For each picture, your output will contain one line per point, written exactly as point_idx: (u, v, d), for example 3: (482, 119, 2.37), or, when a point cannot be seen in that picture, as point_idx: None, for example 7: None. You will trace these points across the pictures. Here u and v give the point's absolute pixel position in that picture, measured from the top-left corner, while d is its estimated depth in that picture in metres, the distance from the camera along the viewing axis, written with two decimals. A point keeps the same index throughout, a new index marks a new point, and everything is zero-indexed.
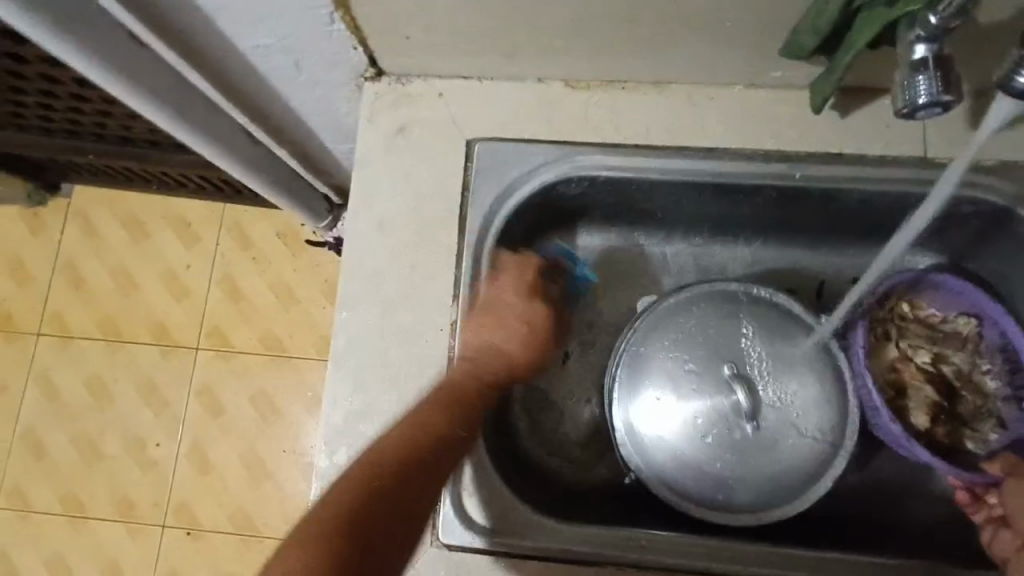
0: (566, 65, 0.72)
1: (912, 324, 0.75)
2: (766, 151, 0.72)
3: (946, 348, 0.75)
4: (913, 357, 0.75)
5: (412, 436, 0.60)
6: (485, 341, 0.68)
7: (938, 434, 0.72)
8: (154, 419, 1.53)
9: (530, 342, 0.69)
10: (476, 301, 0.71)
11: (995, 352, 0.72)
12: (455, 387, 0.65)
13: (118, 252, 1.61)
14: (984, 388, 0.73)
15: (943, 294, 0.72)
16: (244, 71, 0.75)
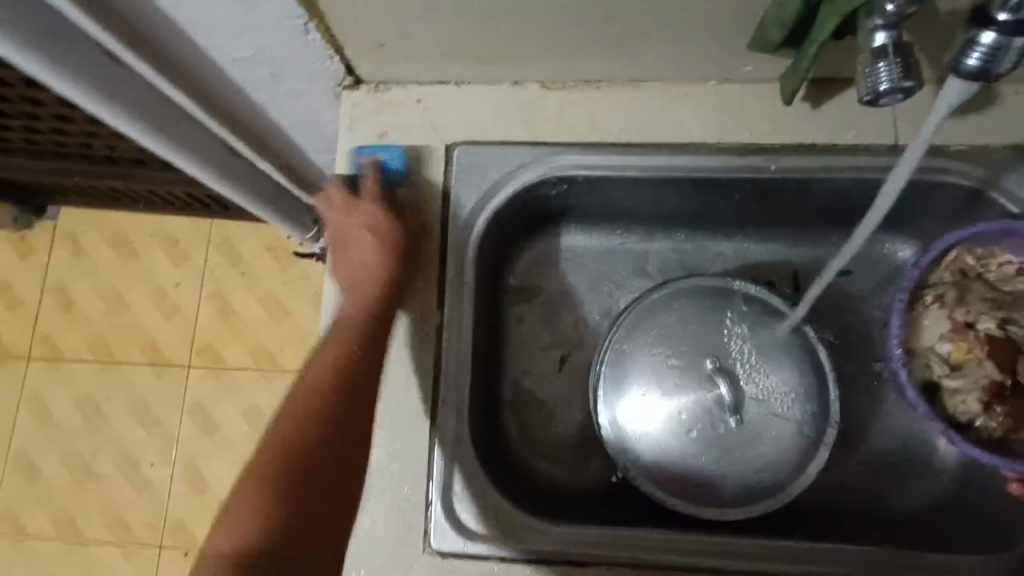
0: (541, 67, 0.73)
1: (981, 281, 0.71)
2: (741, 143, 0.73)
3: (1023, 304, 0.71)
4: (978, 323, 0.71)
5: (321, 381, 0.63)
6: (348, 263, 0.70)
7: (1000, 412, 0.68)
8: (148, 437, 1.52)
9: (383, 249, 0.70)
10: (337, 232, 0.71)
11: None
12: (347, 322, 0.67)
13: (106, 270, 1.61)
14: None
15: (1022, 244, 0.67)
16: (225, 84, 0.75)
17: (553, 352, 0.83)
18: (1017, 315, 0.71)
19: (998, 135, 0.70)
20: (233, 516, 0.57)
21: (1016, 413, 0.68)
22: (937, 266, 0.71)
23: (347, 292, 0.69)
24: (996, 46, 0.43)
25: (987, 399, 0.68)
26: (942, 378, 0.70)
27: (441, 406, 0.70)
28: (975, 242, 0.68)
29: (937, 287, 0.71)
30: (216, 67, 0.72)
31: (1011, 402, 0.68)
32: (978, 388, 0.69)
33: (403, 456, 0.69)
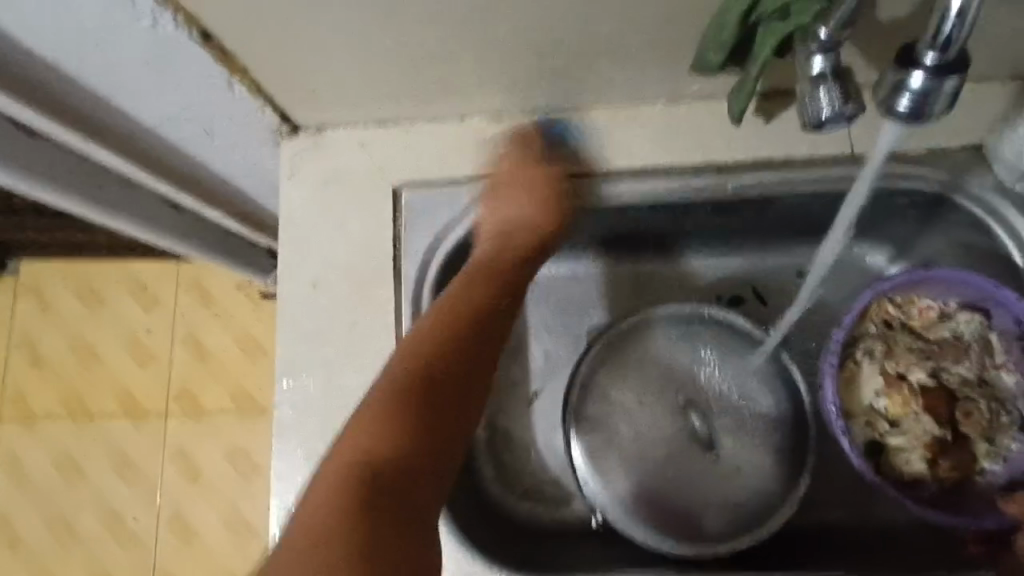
0: (484, 100, 0.71)
1: (905, 330, 0.71)
2: (695, 163, 0.71)
3: (950, 352, 0.70)
4: (911, 375, 0.70)
5: (455, 321, 0.64)
6: (497, 212, 0.72)
7: (944, 468, 0.68)
8: (130, 492, 1.48)
9: (540, 202, 0.72)
10: (501, 176, 0.73)
11: (1011, 343, 0.68)
12: (486, 259, 0.70)
13: (72, 323, 1.56)
14: (1000, 385, 0.69)
15: (938, 288, 0.69)
16: (155, 141, 0.72)
17: (526, 387, 0.80)
18: (948, 363, 0.70)
19: (954, 136, 0.68)
20: (358, 435, 0.59)
21: (961, 463, 0.68)
22: (864, 319, 0.71)
23: (490, 242, 0.72)
24: (925, 89, 0.41)
25: (931, 456, 0.68)
26: (884, 436, 0.70)
27: None
28: (895, 290, 0.69)
29: (866, 340, 0.71)
30: (147, 127, 0.69)
31: (954, 453, 0.68)
32: (921, 444, 0.69)
33: None
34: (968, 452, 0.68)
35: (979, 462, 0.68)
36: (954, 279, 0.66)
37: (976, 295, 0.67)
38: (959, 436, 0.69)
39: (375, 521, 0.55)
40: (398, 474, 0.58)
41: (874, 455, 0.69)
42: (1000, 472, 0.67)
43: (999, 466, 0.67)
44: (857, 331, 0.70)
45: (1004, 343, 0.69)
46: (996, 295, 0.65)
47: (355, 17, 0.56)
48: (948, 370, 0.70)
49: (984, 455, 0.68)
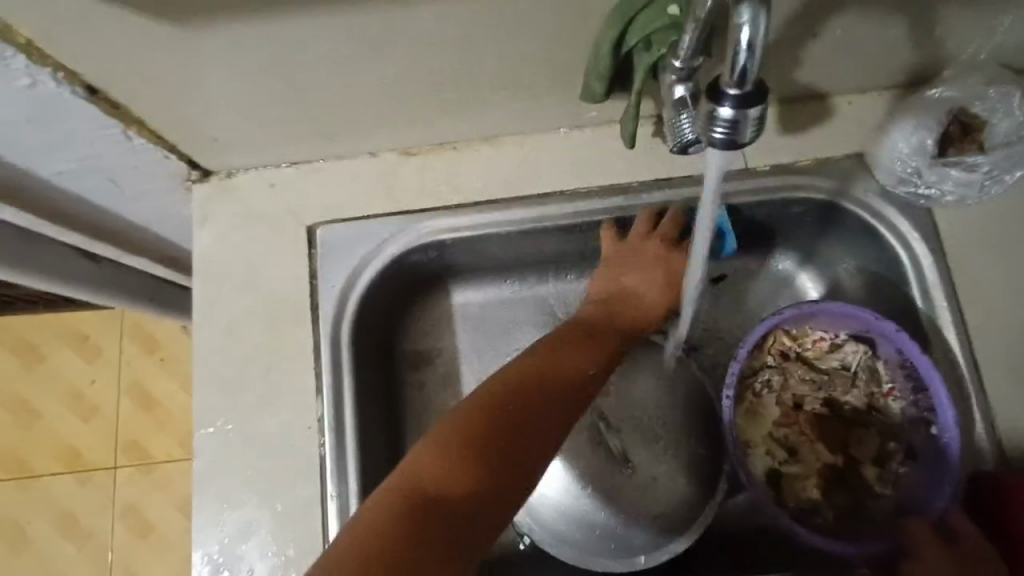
0: (391, 136, 0.72)
1: (800, 361, 0.74)
2: (602, 186, 0.73)
3: (839, 382, 0.74)
4: (806, 405, 0.74)
5: (556, 369, 0.61)
6: (621, 286, 0.70)
7: (835, 501, 0.71)
8: (77, 553, 1.44)
9: (665, 291, 0.70)
10: (624, 248, 0.70)
11: (898, 371, 0.70)
12: (594, 322, 0.67)
13: (8, 381, 1.51)
14: (889, 411, 0.72)
15: (829, 321, 0.71)
16: (62, 195, 0.71)
17: None
18: (840, 393, 0.74)
19: (837, 145, 0.72)
20: (431, 455, 0.53)
21: (852, 490, 0.71)
22: (761, 352, 0.73)
23: (597, 309, 0.69)
24: (733, 119, 0.42)
25: (823, 485, 0.71)
26: (782, 465, 0.72)
27: (332, 502, 0.66)
28: (791, 325, 0.71)
29: (763, 372, 0.73)
30: (49, 182, 0.68)
31: (845, 480, 0.72)
32: (814, 474, 0.72)
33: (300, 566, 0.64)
34: (859, 477, 0.71)
35: (873, 487, 0.71)
36: (839, 312, 0.69)
37: (863, 328, 0.70)
38: (852, 463, 0.72)
39: (412, 542, 0.48)
40: (463, 504, 0.51)
41: (772, 484, 0.71)
42: (892, 495, 0.70)
43: (890, 490, 0.70)
44: (753, 364, 0.73)
45: (891, 371, 0.71)
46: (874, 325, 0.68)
47: (241, 65, 0.57)
48: (841, 399, 0.74)
49: (875, 479, 0.71)
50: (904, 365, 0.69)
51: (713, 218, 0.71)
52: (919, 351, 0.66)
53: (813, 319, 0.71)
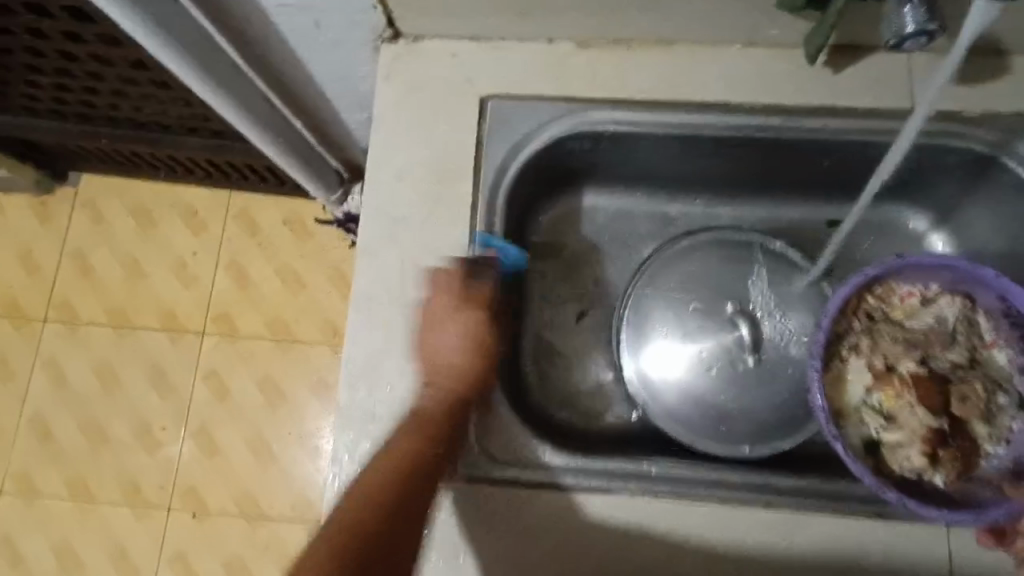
0: (575, 25, 0.76)
1: (889, 322, 0.75)
2: (764, 104, 0.76)
3: (936, 338, 0.74)
4: (901, 366, 0.73)
5: (401, 454, 0.62)
6: (438, 351, 0.67)
7: (943, 464, 0.69)
8: (161, 403, 1.56)
9: (474, 352, 0.67)
10: (428, 312, 0.69)
11: (1000, 322, 0.72)
12: (430, 408, 0.66)
13: (126, 237, 1.64)
14: (993, 364, 0.73)
15: (920, 274, 0.72)
16: (268, 33, 0.78)
17: (574, 307, 0.86)
18: (939, 350, 0.74)
19: (1002, 101, 0.74)
20: None
21: (964, 452, 0.69)
22: (848, 314, 0.74)
23: (427, 391, 0.67)
24: None
25: (931, 451, 0.69)
26: (880, 432, 0.71)
27: None
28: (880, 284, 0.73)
29: (852, 335, 0.74)
30: (264, 16, 0.75)
31: (953, 443, 0.69)
32: (918, 438, 0.70)
33: (432, 389, 0.71)
34: (966, 437, 0.70)
35: (982, 446, 0.70)
36: (932, 262, 0.70)
37: (956, 278, 0.71)
38: (957, 422, 0.71)
39: None
40: None
41: (872, 450, 0.71)
42: (1004, 451, 0.69)
43: (1003, 446, 0.70)
44: (843, 326, 0.73)
45: (993, 322, 0.72)
46: (970, 273, 0.69)
47: None
48: (937, 357, 0.74)
49: (985, 436, 0.70)
50: (1006, 312, 0.71)
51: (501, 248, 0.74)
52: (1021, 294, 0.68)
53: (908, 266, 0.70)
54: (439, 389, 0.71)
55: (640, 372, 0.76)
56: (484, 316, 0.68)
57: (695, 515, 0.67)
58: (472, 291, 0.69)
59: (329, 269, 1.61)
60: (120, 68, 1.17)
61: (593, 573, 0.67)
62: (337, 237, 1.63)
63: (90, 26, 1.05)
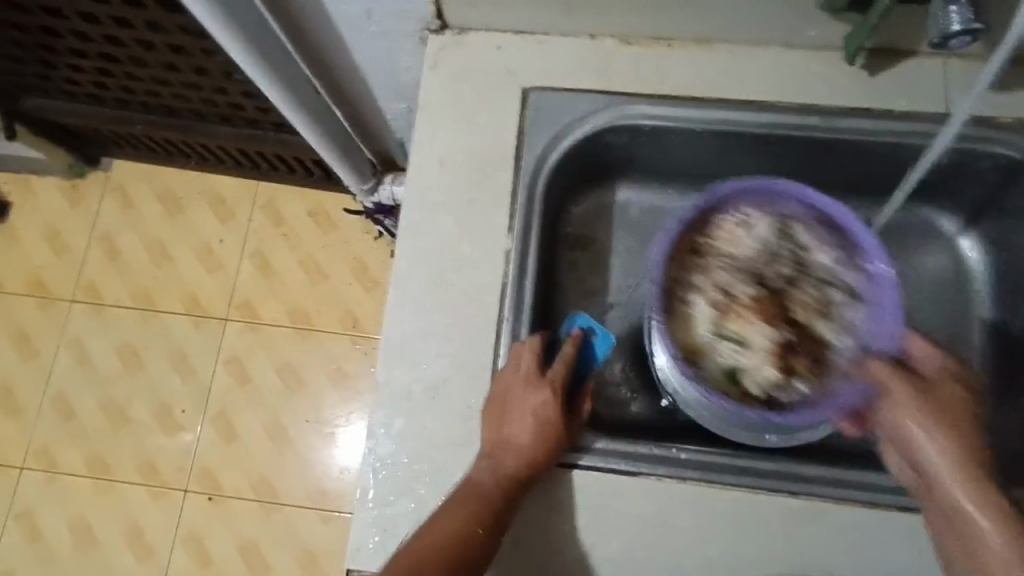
0: (618, 22, 0.78)
1: (716, 257, 0.78)
2: (799, 104, 0.78)
3: (763, 258, 0.78)
4: (738, 291, 0.77)
5: (458, 525, 0.63)
6: (506, 433, 0.68)
7: (796, 371, 0.74)
8: (182, 385, 1.59)
9: (543, 439, 0.68)
10: (502, 392, 0.69)
11: (811, 223, 0.76)
12: (489, 486, 0.65)
13: (154, 221, 1.68)
14: (817, 265, 0.77)
15: (735, 203, 0.77)
16: (318, 20, 0.81)
17: (603, 299, 0.88)
18: (764, 267, 0.78)
19: None
20: None
21: (811, 355, 0.75)
22: (682, 258, 0.77)
23: (484, 465, 0.67)
24: None
25: (781, 358, 0.74)
26: (736, 358, 0.75)
27: (506, 324, 0.74)
28: (696, 224, 0.76)
29: (694, 276, 0.77)
30: (316, 3, 0.78)
31: (800, 350, 0.75)
32: (768, 353, 0.74)
33: (466, 368, 0.73)
34: (807, 337, 0.75)
35: (828, 343, 0.74)
36: (757, 187, 0.75)
37: (764, 197, 0.76)
38: (800, 327, 0.76)
39: None
40: None
41: (733, 381, 0.74)
42: (845, 341, 0.73)
43: (845, 335, 0.74)
44: (678, 273, 0.77)
45: (807, 230, 0.77)
46: (778, 190, 0.75)
47: None
48: (769, 275, 0.78)
49: (826, 330, 0.75)
50: (817, 216, 0.76)
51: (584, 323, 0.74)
52: (819, 195, 0.74)
53: (735, 193, 0.75)
54: (472, 368, 0.73)
55: None
56: (554, 402, 0.69)
57: (722, 500, 0.69)
58: (550, 375, 0.70)
59: (352, 260, 1.64)
60: (162, 54, 1.20)
61: (617, 555, 0.68)
62: (361, 230, 1.66)
63: (138, 11, 1.08)
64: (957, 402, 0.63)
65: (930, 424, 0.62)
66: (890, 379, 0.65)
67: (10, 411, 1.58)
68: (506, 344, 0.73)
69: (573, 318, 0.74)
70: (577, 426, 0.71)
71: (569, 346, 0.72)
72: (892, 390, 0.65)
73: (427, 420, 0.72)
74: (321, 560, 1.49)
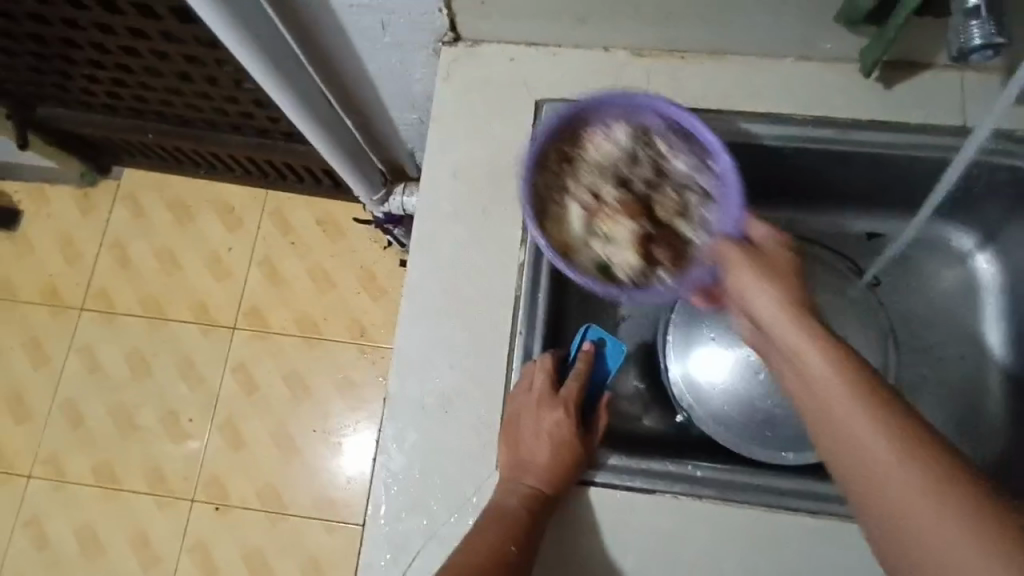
0: (631, 34, 0.78)
1: (589, 165, 0.75)
2: (814, 116, 0.77)
3: (622, 161, 0.75)
4: (602, 192, 0.75)
5: (490, 546, 0.62)
6: (524, 452, 0.68)
7: (664, 263, 0.73)
8: (190, 394, 1.59)
9: (561, 456, 0.67)
10: (515, 411, 0.69)
11: (669, 135, 0.74)
12: (513, 505, 0.65)
13: (164, 230, 1.68)
14: (676, 172, 0.75)
15: (602, 120, 0.74)
16: (333, 32, 0.81)
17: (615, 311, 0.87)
18: (627, 170, 0.76)
19: None
20: None
21: (677, 251, 0.73)
22: (549, 168, 0.74)
23: (506, 485, 0.67)
24: None
25: (643, 250, 0.73)
26: (608, 257, 0.73)
27: (520, 337, 0.73)
28: (562, 133, 0.73)
29: (562, 185, 0.74)
30: (331, 15, 0.78)
31: (666, 244, 0.74)
32: (632, 245, 0.73)
33: (480, 381, 0.72)
34: (665, 233, 0.74)
35: (689, 241, 0.73)
36: (604, 102, 0.72)
37: (626, 110, 0.73)
38: (665, 228, 0.75)
39: None
40: None
41: (604, 274, 0.72)
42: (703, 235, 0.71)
43: (702, 232, 0.72)
44: (542, 176, 0.73)
45: (664, 138, 0.74)
46: (635, 103, 0.72)
47: None
48: (630, 178, 0.76)
49: (686, 230, 0.74)
50: (669, 125, 0.73)
51: (591, 335, 0.73)
52: (669, 104, 0.71)
53: (593, 105, 0.72)
54: (486, 381, 0.72)
55: (686, 375, 0.81)
56: (569, 416, 0.69)
57: (740, 518, 0.68)
58: (561, 390, 0.70)
59: (360, 269, 1.64)
60: (175, 64, 1.20)
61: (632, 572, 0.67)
62: (369, 238, 1.66)
63: (153, 22, 1.09)
64: (788, 262, 0.60)
65: (767, 283, 0.57)
66: (739, 255, 0.61)
67: (19, 419, 1.59)
68: (519, 358, 0.73)
69: (583, 330, 0.74)
70: (596, 442, 0.70)
71: (581, 362, 0.71)
72: (735, 263, 0.60)
73: (441, 432, 0.71)
74: (327, 570, 1.48)
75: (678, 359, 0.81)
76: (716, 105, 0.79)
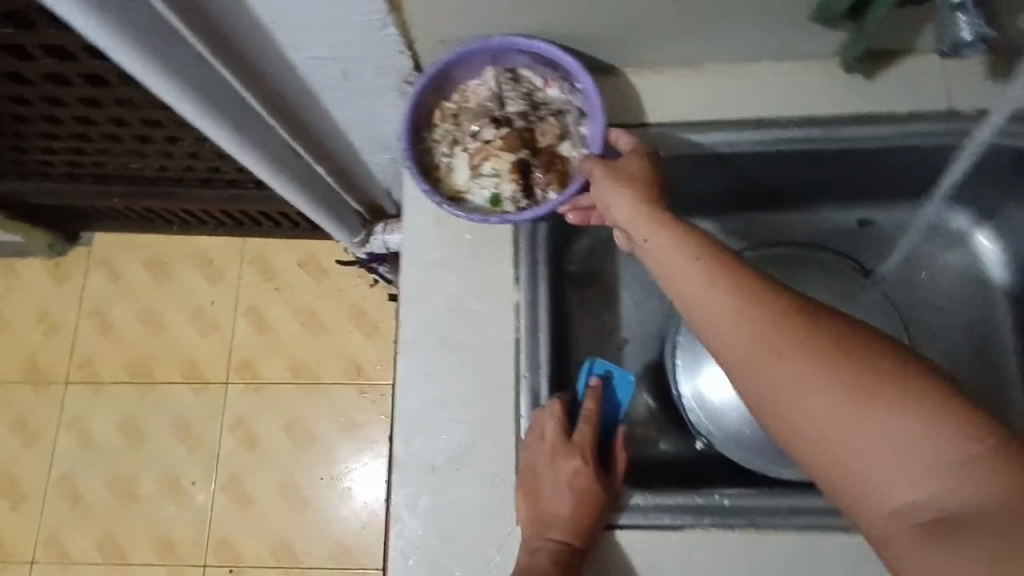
0: (602, 54, 0.76)
1: (466, 111, 0.78)
2: (798, 117, 0.75)
3: (495, 103, 0.77)
4: (483, 136, 0.77)
5: None
6: (546, 504, 0.65)
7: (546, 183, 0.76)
8: (188, 455, 1.54)
9: (585, 504, 0.65)
10: (531, 462, 0.67)
11: (535, 66, 0.76)
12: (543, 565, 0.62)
13: (143, 290, 1.63)
14: (552, 100, 0.77)
15: (466, 69, 0.75)
16: (294, 86, 0.78)
17: (617, 334, 0.85)
18: (502, 110, 0.78)
19: None
20: None
21: (561, 171, 0.76)
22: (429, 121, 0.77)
23: (533, 543, 0.64)
24: None
25: (524, 179, 0.76)
26: (497, 189, 0.76)
27: (525, 381, 0.71)
28: (436, 89, 0.76)
29: (445, 136, 0.78)
30: (290, 70, 0.74)
31: (551, 167, 0.76)
32: (511, 175, 0.76)
33: (489, 432, 0.69)
34: (551, 155, 0.76)
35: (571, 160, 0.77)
36: (462, 56, 0.73)
37: (491, 57, 0.74)
38: (546, 151, 0.77)
39: None
40: None
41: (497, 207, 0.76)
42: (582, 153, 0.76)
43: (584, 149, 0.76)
44: (424, 134, 0.77)
45: (532, 70, 0.76)
46: (496, 47, 0.73)
47: None
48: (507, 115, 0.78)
49: (568, 149, 0.77)
50: (533, 59, 0.75)
51: (598, 371, 0.73)
52: (530, 40, 0.72)
53: (450, 60, 0.73)
54: (495, 432, 0.69)
55: (698, 396, 0.79)
56: (586, 459, 0.67)
57: (775, 544, 0.66)
58: (575, 433, 0.68)
59: (348, 307, 1.60)
60: (135, 126, 1.16)
61: None
62: (354, 275, 1.62)
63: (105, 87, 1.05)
64: (639, 169, 0.68)
65: (615, 186, 0.66)
66: (602, 169, 0.68)
67: (14, 503, 1.53)
68: (527, 403, 0.70)
69: (589, 365, 0.73)
70: (619, 484, 0.68)
71: (590, 401, 0.70)
72: (597, 177, 0.68)
73: (456, 491, 0.68)
74: None
75: (688, 382, 0.79)
76: (697, 116, 0.76)
